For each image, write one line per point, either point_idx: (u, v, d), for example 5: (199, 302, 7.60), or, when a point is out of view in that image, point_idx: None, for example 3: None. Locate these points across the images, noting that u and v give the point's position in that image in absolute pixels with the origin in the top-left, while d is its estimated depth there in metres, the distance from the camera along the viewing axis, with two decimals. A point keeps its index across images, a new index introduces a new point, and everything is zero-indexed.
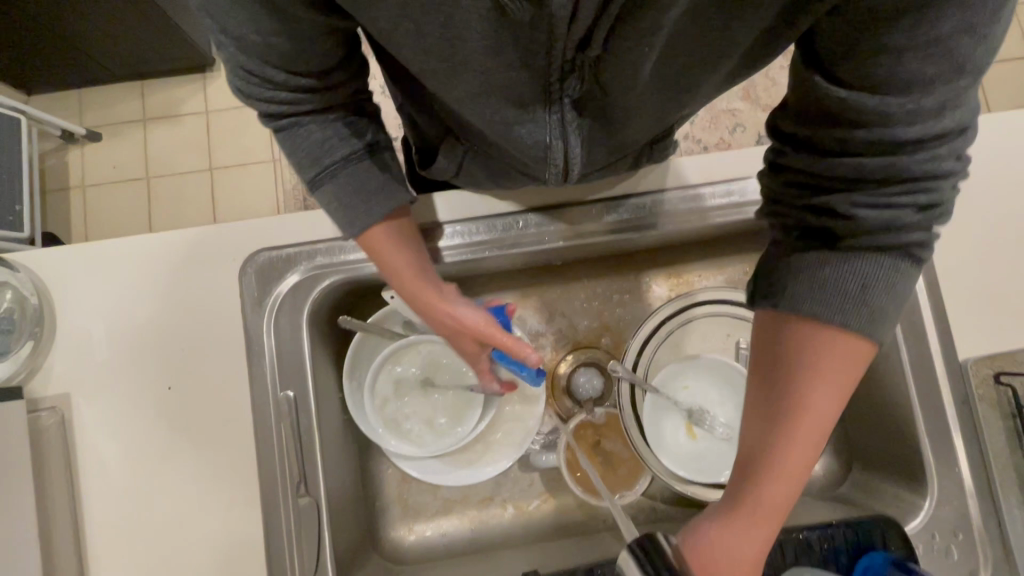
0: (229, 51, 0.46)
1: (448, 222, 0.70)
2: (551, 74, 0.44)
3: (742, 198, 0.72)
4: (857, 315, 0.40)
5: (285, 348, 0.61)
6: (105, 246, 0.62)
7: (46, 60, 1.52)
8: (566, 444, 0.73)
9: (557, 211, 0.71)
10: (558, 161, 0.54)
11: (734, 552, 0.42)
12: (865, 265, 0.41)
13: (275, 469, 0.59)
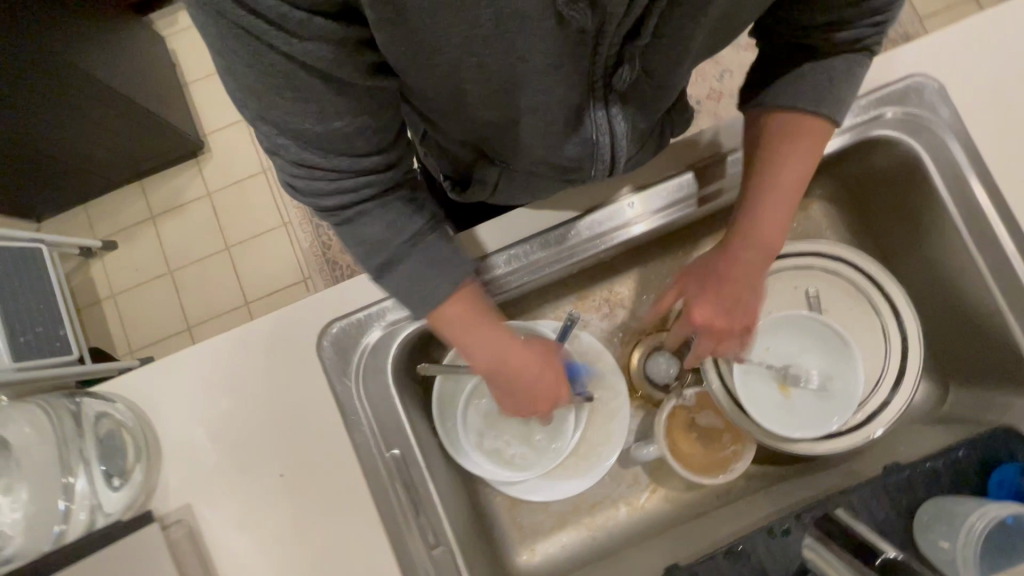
0: (264, 138, 0.45)
1: (500, 250, 0.70)
2: (595, 75, 0.50)
3: None
4: (830, 100, 0.55)
5: (380, 409, 0.63)
6: (188, 353, 0.65)
7: (50, 184, 1.55)
8: (664, 433, 0.72)
9: (600, 210, 0.71)
10: (605, 155, 0.60)
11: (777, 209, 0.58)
12: (842, 60, 0.54)
13: (401, 527, 0.61)
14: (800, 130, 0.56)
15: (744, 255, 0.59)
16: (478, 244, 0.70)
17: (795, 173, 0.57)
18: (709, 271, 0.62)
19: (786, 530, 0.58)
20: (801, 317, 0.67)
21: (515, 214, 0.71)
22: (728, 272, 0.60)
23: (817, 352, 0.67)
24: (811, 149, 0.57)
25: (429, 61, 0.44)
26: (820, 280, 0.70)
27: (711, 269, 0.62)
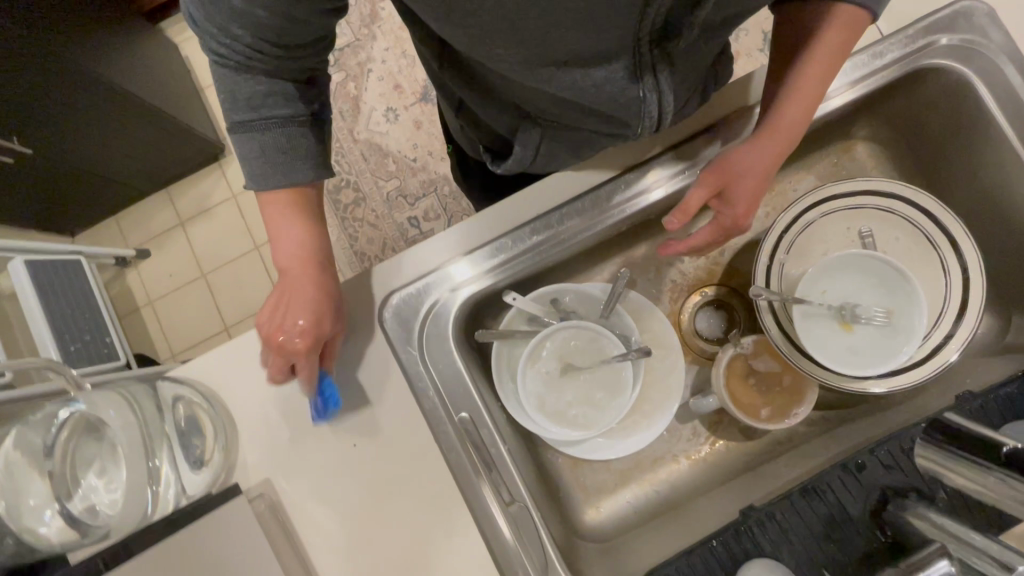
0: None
1: (539, 216, 0.69)
2: (641, 32, 0.50)
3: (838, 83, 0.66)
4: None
5: (446, 372, 0.65)
6: (255, 334, 0.66)
7: (84, 197, 1.59)
8: (723, 383, 0.71)
9: (638, 168, 0.71)
10: (652, 113, 0.59)
11: (761, 154, 0.63)
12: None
13: (476, 487, 0.62)
14: (838, 24, 0.60)
15: (766, 145, 0.63)
16: (522, 211, 0.70)
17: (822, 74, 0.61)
18: (734, 165, 0.64)
19: (862, 465, 0.58)
20: (859, 254, 0.66)
21: (553, 180, 0.71)
22: (745, 163, 0.64)
23: (876, 292, 0.66)
24: (841, 42, 0.60)
25: (473, 2, 0.45)
26: (873, 218, 0.69)
27: (734, 159, 0.64)
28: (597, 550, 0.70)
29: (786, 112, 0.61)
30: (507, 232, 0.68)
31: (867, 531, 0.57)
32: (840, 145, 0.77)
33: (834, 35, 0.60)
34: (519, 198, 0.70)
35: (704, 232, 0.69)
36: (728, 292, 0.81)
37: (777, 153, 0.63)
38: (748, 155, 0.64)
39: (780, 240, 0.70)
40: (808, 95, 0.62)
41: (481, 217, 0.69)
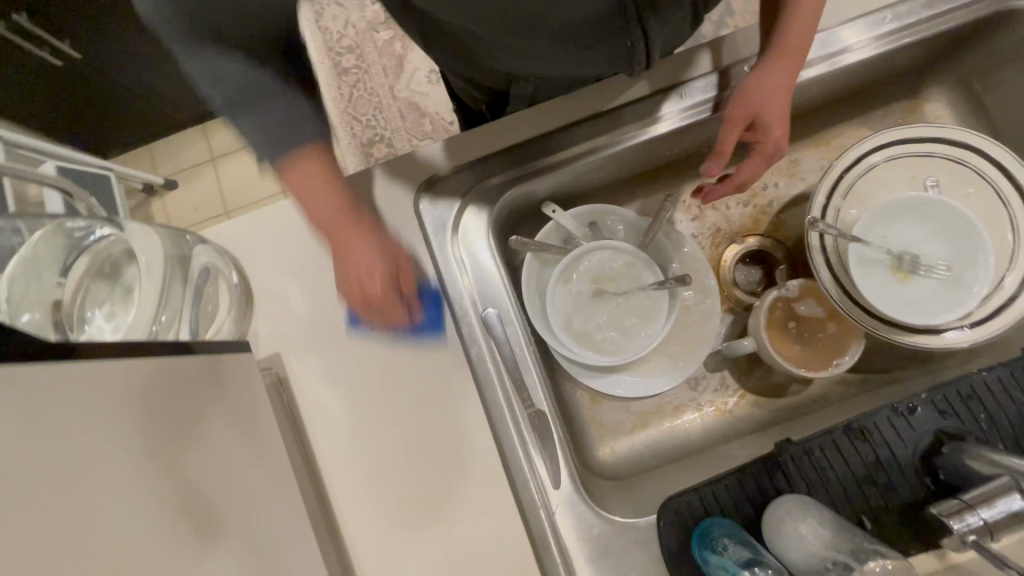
0: None
1: (555, 139, 0.64)
2: None
3: (862, 47, 0.64)
4: None
5: (477, 266, 0.62)
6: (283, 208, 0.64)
7: (120, 117, 1.59)
8: (763, 326, 0.68)
9: (678, 89, 0.65)
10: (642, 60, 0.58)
11: (783, 81, 0.59)
12: None
13: (495, 386, 0.58)
14: None
15: (787, 66, 0.59)
16: (552, 118, 0.64)
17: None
18: (758, 91, 0.59)
19: (913, 410, 0.54)
20: (926, 199, 0.62)
21: (570, 107, 0.64)
22: (768, 88, 0.59)
23: (939, 239, 0.63)
24: None
25: None
26: (940, 169, 0.66)
27: (756, 89, 0.59)
28: (611, 484, 0.65)
29: (799, 29, 0.58)
30: (496, 157, 0.64)
31: (914, 477, 0.53)
32: (906, 103, 0.75)
33: None
34: (550, 105, 0.64)
35: (748, 166, 0.65)
36: (774, 244, 0.77)
37: (794, 74, 0.60)
38: (769, 85, 0.59)
39: (841, 180, 0.66)
40: (807, 13, 0.58)
41: (515, 117, 0.64)
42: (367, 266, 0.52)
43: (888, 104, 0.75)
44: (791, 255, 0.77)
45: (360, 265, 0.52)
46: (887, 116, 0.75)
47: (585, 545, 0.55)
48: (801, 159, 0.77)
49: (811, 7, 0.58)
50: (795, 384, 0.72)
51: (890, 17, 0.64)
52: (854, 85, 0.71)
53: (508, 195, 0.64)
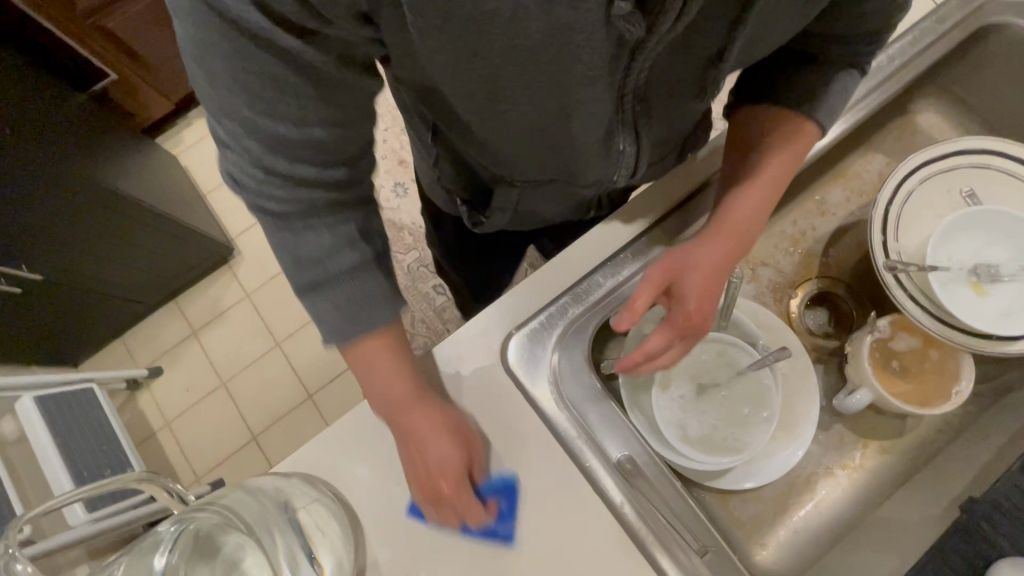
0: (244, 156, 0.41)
1: (616, 262, 0.63)
2: (625, 88, 0.49)
3: (864, 88, 0.66)
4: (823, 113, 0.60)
5: (591, 412, 0.58)
6: (361, 411, 0.58)
7: (86, 319, 1.49)
8: (870, 374, 0.65)
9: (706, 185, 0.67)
10: (625, 163, 0.61)
11: (701, 256, 0.59)
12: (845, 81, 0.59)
13: (657, 539, 0.53)
14: (791, 141, 0.61)
15: (715, 246, 0.59)
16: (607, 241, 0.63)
17: (775, 176, 0.61)
18: (681, 263, 0.59)
19: None
20: (977, 212, 0.64)
21: (616, 227, 0.64)
22: (690, 266, 0.58)
23: (1002, 243, 0.64)
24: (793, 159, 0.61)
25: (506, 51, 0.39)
26: (971, 178, 0.68)
27: (683, 258, 0.59)
28: None
29: (738, 212, 0.60)
30: (562, 295, 0.61)
31: None
32: (902, 120, 0.78)
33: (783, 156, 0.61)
34: (598, 230, 0.64)
35: (657, 335, 0.57)
36: (832, 282, 0.77)
37: (724, 257, 0.59)
38: (690, 256, 0.59)
39: (890, 214, 0.67)
40: (760, 190, 0.60)
41: (565, 254, 0.63)
42: (432, 455, 0.52)
43: (889, 126, 0.78)
44: (852, 289, 0.77)
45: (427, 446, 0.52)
46: (892, 137, 0.78)
47: None
48: (826, 197, 0.78)
49: (760, 189, 0.60)
50: (914, 419, 0.69)
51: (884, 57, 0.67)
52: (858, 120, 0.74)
53: (585, 341, 0.59)
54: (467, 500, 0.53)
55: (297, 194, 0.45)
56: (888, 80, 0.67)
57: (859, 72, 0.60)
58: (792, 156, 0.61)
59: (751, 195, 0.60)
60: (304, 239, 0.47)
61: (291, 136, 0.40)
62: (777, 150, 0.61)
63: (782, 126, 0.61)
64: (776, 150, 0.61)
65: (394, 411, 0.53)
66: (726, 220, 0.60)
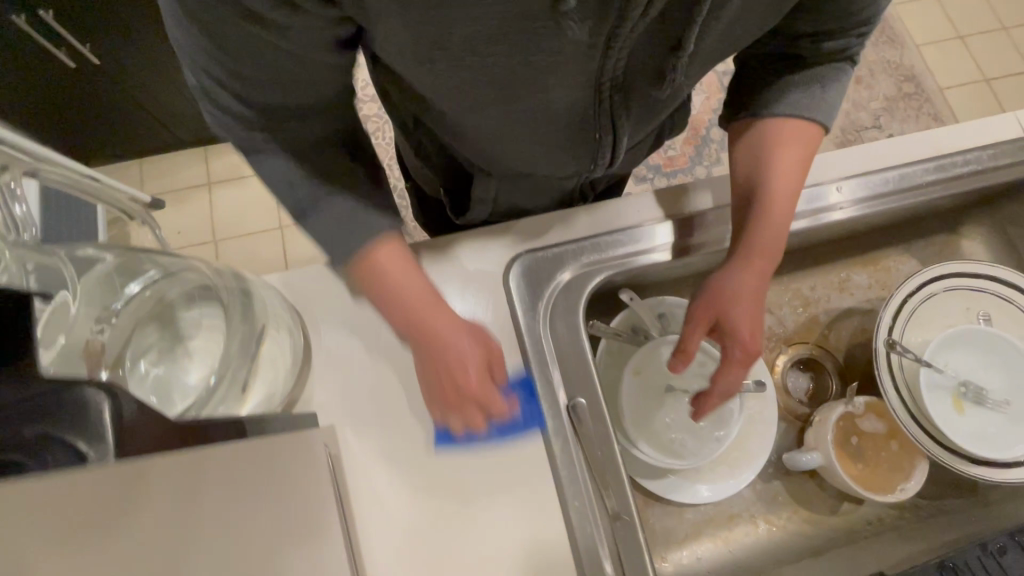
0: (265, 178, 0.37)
1: (642, 229, 0.63)
2: (602, 79, 0.50)
3: (938, 175, 0.67)
4: (817, 108, 0.60)
5: (566, 352, 0.57)
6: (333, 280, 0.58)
7: (115, 125, 1.49)
8: (827, 442, 0.66)
9: None
10: (606, 152, 0.62)
11: (744, 285, 0.59)
12: (833, 70, 0.59)
13: (577, 489, 0.53)
14: (795, 138, 0.60)
15: (752, 270, 0.59)
16: (644, 212, 0.63)
17: (790, 180, 0.59)
18: (727, 292, 0.60)
19: (1002, 549, 0.53)
20: (984, 332, 0.65)
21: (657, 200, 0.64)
22: (732, 293, 0.59)
23: (1000, 372, 0.65)
24: (802, 158, 0.60)
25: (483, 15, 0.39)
26: (993, 305, 0.69)
27: (722, 291, 0.60)
28: None
29: (769, 234, 0.58)
30: (580, 240, 0.61)
31: None
32: (948, 235, 0.79)
33: (789, 154, 0.59)
34: (639, 199, 0.64)
35: (722, 374, 0.60)
36: (824, 354, 0.78)
37: (761, 275, 0.59)
38: (735, 288, 0.59)
39: (905, 305, 0.68)
40: (783, 207, 0.59)
41: (598, 207, 0.63)
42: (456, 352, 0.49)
43: (933, 236, 0.80)
44: (841, 367, 0.78)
45: (440, 325, 0.50)
46: (931, 247, 0.80)
47: None
48: (850, 275, 0.79)
49: (785, 207, 0.59)
50: (849, 505, 0.70)
51: (962, 161, 0.68)
52: (905, 215, 0.76)
53: (585, 289, 0.59)
54: (488, 389, 0.51)
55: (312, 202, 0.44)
56: (957, 183, 0.68)
57: (846, 62, 0.60)
58: (803, 152, 0.60)
59: (777, 211, 0.59)
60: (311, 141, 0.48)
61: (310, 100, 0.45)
62: (784, 155, 0.59)
63: (768, 134, 0.61)
64: (780, 163, 0.59)
65: (441, 383, 0.50)
66: (751, 245, 0.59)
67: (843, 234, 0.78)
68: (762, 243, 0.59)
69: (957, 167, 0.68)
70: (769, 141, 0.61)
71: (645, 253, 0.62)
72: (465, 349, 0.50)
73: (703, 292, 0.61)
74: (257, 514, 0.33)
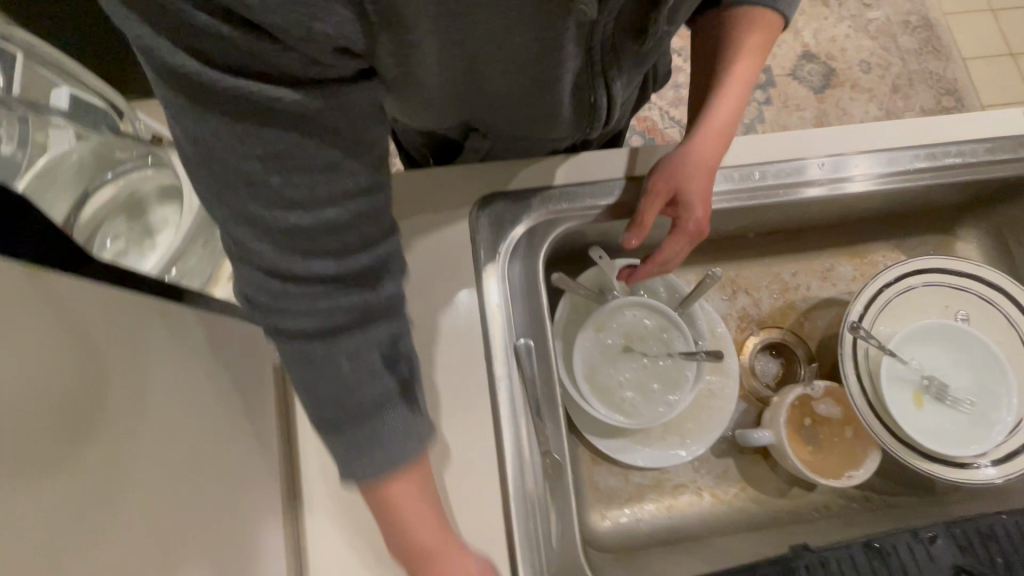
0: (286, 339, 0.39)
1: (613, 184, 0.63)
2: (593, 38, 0.49)
3: (929, 163, 0.66)
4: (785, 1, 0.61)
5: (521, 295, 0.59)
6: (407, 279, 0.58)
7: None
8: (780, 421, 0.66)
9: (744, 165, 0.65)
10: (604, 113, 0.61)
11: (701, 159, 0.60)
12: None
13: (514, 424, 0.55)
14: (758, 27, 0.61)
15: (709, 147, 0.61)
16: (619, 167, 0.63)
17: (748, 70, 0.62)
18: (682, 169, 0.59)
19: (933, 537, 0.53)
20: (957, 329, 0.63)
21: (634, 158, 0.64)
22: (691, 167, 0.60)
23: (968, 372, 0.63)
24: (762, 48, 0.62)
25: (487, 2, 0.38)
26: (973, 306, 0.67)
27: (683, 164, 0.59)
28: (604, 557, 0.61)
29: (722, 116, 0.62)
30: (550, 189, 0.62)
31: None
32: (940, 236, 0.78)
33: (750, 47, 0.61)
34: (616, 155, 0.64)
35: (668, 244, 0.61)
36: (796, 341, 0.77)
37: (717, 153, 0.61)
38: (693, 163, 0.60)
39: (880, 295, 0.66)
40: (737, 92, 0.63)
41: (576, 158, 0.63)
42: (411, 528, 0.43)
43: (926, 234, 0.78)
44: (813, 356, 0.77)
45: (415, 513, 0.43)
46: (923, 246, 0.78)
47: None
48: (834, 265, 0.78)
49: (736, 95, 0.63)
50: (798, 489, 0.70)
51: (957, 155, 0.66)
52: (896, 208, 0.74)
53: (549, 237, 0.61)
54: None
55: (316, 308, 0.39)
56: (949, 176, 0.66)
57: None
58: (764, 44, 0.62)
59: (728, 99, 0.63)
60: (321, 362, 0.40)
61: (310, 221, 0.36)
62: (747, 46, 0.61)
63: (733, 26, 0.62)
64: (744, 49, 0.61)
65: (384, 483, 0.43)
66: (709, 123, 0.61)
67: (830, 221, 0.76)
68: (717, 123, 0.61)
69: (949, 159, 0.66)
70: (732, 32, 0.62)
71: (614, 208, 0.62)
72: (421, 529, 0.43)
73: (659, 168, 0.61)
74: (180, 367, 0.39)
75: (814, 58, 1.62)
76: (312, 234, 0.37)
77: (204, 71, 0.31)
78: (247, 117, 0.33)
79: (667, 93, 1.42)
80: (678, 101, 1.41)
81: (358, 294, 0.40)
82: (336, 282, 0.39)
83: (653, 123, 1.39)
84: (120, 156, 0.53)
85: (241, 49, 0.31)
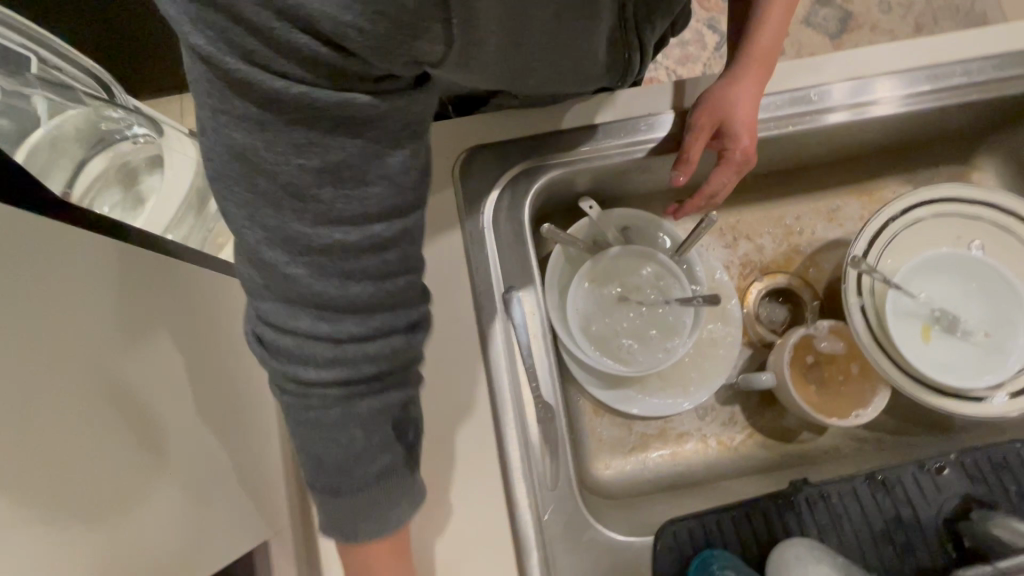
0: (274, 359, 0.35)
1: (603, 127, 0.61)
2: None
3: (932, 87, 0.63)
4: None
5: (507, 246, 0.59)
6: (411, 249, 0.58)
7: None
8: (783, 361, 0.65)
9: None
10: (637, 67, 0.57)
11: (746, 91, 0.57)
12: None
13: (504, 373, 0.55)
14: None
15: (752, 77, 0.58)
16: (607, 110, 0.62)
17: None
18: (724, 103, 0.57)
19: (941, 469, 0.52)
20: (967, 257, 0.61)
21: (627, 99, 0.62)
22: (737, 99, 0.57)
23: (981, 303, 0.61)
24: None
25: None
26: (987, 234, 0.64)
27: (726, 98, 0.57)
28: (605, 502, 0.61)
29: (768, 41, 0.58)
30: (535, 138, 0.61)
31: (935, 541, 0.50)
32: (953, 168, 0.74)
33: None
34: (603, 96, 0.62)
35: (715, 176, 0.60)
36: (804, 286, 0.75)
37: (761, 83, 0.58)
38: (738, 96, 0.57)
39: (886, 228, 0.64)
40: (781, 17, 0.58)
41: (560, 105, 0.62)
42: None
43: (938, 167, 0.74)
44: (820, 300, 0.75)
45: None
46: (934, 179, 0.74)
47: (573, 557, 0.51)
48: (840, 205, 0.75)
49: (780, 21, 0.59)
50: (806, 433, 0.69)
51: (963, 75, 0.63)
52: (904, 139, 0.71)
53: (534, 187, 0.61)
54: None
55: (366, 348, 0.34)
56: (955, 98, 0.63)
57: None
58: None
59: (771, 24, 0.58)
60: (329, 428, 0.36)
61: (356, 240, 0.32)
62: None
63: None
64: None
65: None
66: (753, 53, 0.58)
67: (833, 159, 0.74)
68: (760, 51, 0.58)
69: (955, 79, 0.62)
70: None
71: (611, 150, 0.61)
72: None
73: (703, 103, 0.58)
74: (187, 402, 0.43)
75: (829, 2, 1.52)
76: (352, 253, 0.32)
77: (269, 84, 0.27)
78: (314, 126, 0.29)
79: (672, 50, 1.36)
80: (684, 58, 1.35)
81: (385, 340, 0.34)
82: (364, 315, 0.33)
83: (659, 83, 1.34)
84: (107, 130, 0.56)
85: (331, 66, 0.28)
